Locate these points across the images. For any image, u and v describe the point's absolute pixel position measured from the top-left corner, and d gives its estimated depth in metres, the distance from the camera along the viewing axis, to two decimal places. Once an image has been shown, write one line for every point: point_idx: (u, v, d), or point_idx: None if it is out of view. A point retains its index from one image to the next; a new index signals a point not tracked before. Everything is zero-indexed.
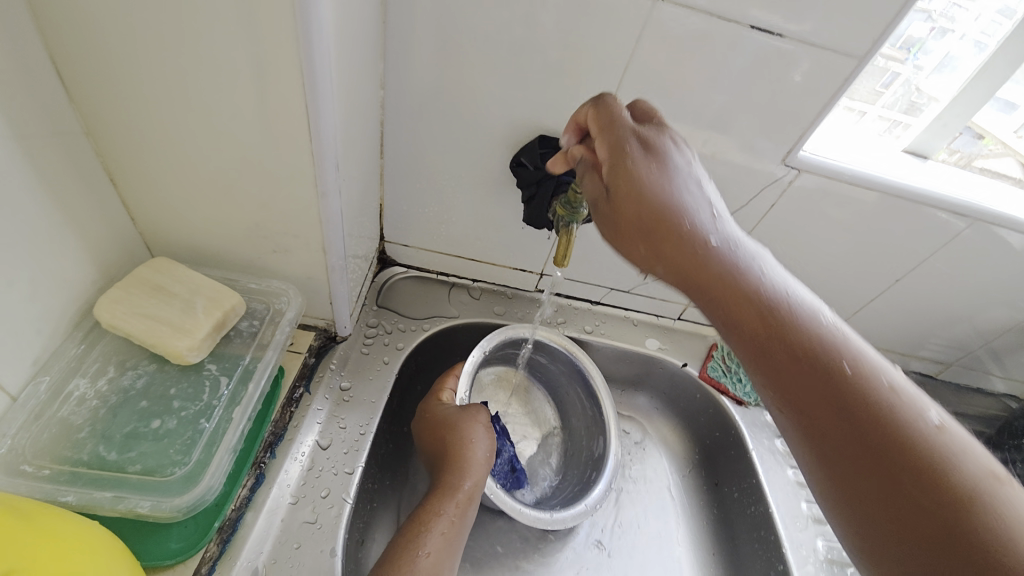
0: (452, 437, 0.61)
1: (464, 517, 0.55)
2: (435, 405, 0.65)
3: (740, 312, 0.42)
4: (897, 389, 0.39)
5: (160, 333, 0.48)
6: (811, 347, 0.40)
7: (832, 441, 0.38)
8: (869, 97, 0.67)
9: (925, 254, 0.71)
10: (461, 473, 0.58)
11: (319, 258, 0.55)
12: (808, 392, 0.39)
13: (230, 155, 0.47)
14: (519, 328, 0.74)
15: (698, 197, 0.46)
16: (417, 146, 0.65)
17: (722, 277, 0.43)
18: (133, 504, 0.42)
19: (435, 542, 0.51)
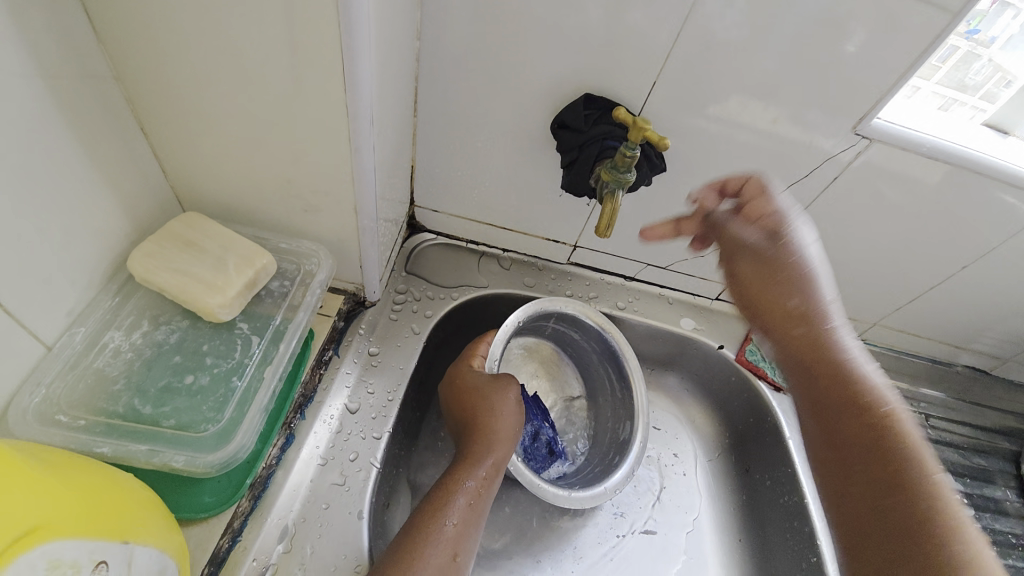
0: (482, 406, 0.60)
1: (490, 488, 0.55)
2: (466, 371, 0.64)
3: (869, 406, 0.51)
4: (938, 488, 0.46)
5: (192, 289, 0.47)
6: (909, 446, 0.48)
7: (852, 488, 0.50)
8: (925, 73, 0.58)
9: (998, 242, 0.65)
10: (489, 445, 0.57)
11: (350, 218, 0.53)
12: (839, 435, 0.52)
13: (261, 106, 0.44)
14: (556, 301, 0.71)
15: (832, 295, 0.57)
16: (452, 105, 0.61)
17: (801, 337, 0.56)
18: (168, 458, 0.42)
19: (461, 512, 0.51)
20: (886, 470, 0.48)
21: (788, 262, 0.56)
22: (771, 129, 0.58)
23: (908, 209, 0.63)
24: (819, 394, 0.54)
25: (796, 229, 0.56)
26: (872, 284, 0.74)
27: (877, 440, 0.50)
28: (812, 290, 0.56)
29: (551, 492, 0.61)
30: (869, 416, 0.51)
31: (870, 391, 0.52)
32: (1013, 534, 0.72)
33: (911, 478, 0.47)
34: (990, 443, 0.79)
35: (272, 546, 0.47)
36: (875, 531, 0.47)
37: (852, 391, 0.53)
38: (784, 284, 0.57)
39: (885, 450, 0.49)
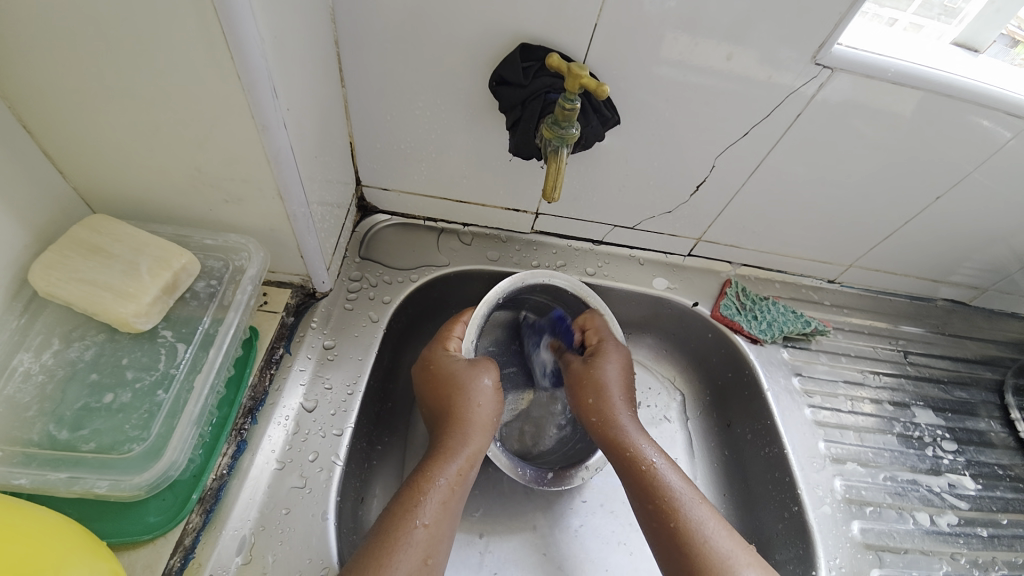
0: (457, 396, 0.57)
1: (464, 483, 0.53)
2: (443, 357, 0.61)
3: (639, 464, 0.56)
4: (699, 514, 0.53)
5: (100, 300, 0.43)
6: (676, 513, 0.53)
7: (659, 534, 0.53)
8: (900, 3, 0.56)
9: (970, 168, 0.62)
10: (464, 437, 0.55)
11: (276, 206, 0.48)
12: (645, 512, 0.54)
13: (147, 86, 0.39)
14: (540, 275, 0.66)
15: (617, 370, 0.63)
16: (380, 70, 0.56)
17: (619, 451, 0.58)
18: (91, 485, 0.39)
19: (433, 511, 0.49)
20: (671, 546, 0.52)
21: (589, 375, 0.63)
22: (726, 65, 0.53)
23: (878, 142, 0.60)
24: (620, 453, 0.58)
25: (601, 347, 0.64)
26: (846, 224, 0.71)
27: (656, 512, 0.54)
28: (605, 368, 0.63)
29: (540, 481, 0.61)
30: (646, 488, 0.55)
31: (634, 456, 0.57)
32: (997, 464, 0.72)
33: (687, 540, 0.51)
34: (971, 374, 0.79)
35: (230, 558, 0.45)
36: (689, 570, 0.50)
37: (629, 466, 0.57)
38: (588, 378, 0.63)
39: (665, 513, 0.53)
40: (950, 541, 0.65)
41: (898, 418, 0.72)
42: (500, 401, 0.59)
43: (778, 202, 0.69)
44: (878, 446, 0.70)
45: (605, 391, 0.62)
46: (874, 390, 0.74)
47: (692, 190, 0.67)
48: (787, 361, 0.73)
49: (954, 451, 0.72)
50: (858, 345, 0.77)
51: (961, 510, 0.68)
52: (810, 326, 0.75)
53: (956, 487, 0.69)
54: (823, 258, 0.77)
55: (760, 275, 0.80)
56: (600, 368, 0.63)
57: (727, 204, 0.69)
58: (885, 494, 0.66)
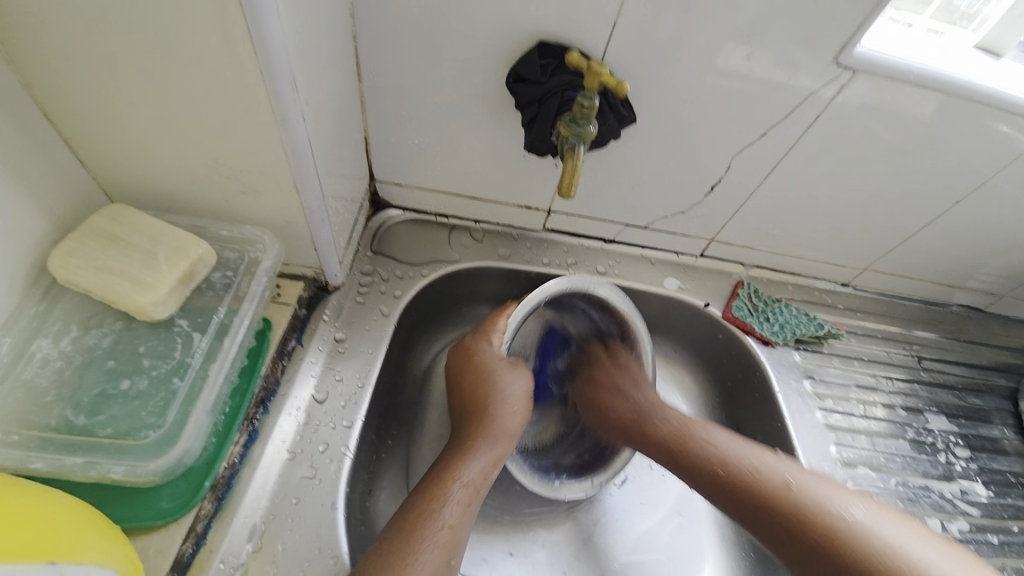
0: (488, 392, 0.58)
1: (485, 485, 0.53)
2: (482, 349, 0.61)
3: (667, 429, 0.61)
4: (743, 455, 0.57)
5: (118, 287, 0.43)
6: (725, 460, 0.57)
7: (723, 485, 0.56)
8: (917, 6, 0.57)
9: (989, 174, 0.61)
10: (491, 439, 0.55)
11: (292, 198, 0.49)
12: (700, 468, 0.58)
13: (166, 75, 0.39)
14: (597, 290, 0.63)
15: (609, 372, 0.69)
16: (397, 66, 0.56)
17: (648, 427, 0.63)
18: (107, 470, 0.39)
19: (455, 512, 0.49)
20: (739, 491, 0.55)
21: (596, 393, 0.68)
22: (745, 65, 0.53)
23: (898, 145, 0.59)
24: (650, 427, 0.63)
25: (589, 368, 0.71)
26: (862, 227, 0.71)
27: (708, 465, 0.57)
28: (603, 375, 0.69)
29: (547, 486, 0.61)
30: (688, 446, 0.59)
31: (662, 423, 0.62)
32: (1011, 471, 0.71)
33: (744, 479, 0.55)
34: (985, 381, 0.78)
35: (240, 546, 0.45)
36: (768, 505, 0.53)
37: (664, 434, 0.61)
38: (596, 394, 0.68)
39: (716, 460, 0.57)
40: None
41: (910, 423, 0.72)
42: (528, 405, 0.60)
43: (793, 205, 0.68)
44: (890, 451, 0.69)
45: (612, 397, 0.66)
46: (887, 395, 0.73)
47: (707, 190, 0.67)
48: (799, 364, 0.73)
49: (967, 458, 0.71)
50: (871, 350, 0.76)
51: (973, 517, 0.67)
52: (823, 329, 0.74)
53: (968, 493, 0.68)
54: (837, 261, 0.77)
55: (772, 277, 0.79)
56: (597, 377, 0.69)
57: (741, 204, 0.69)
58: (896, 499, 0.65)
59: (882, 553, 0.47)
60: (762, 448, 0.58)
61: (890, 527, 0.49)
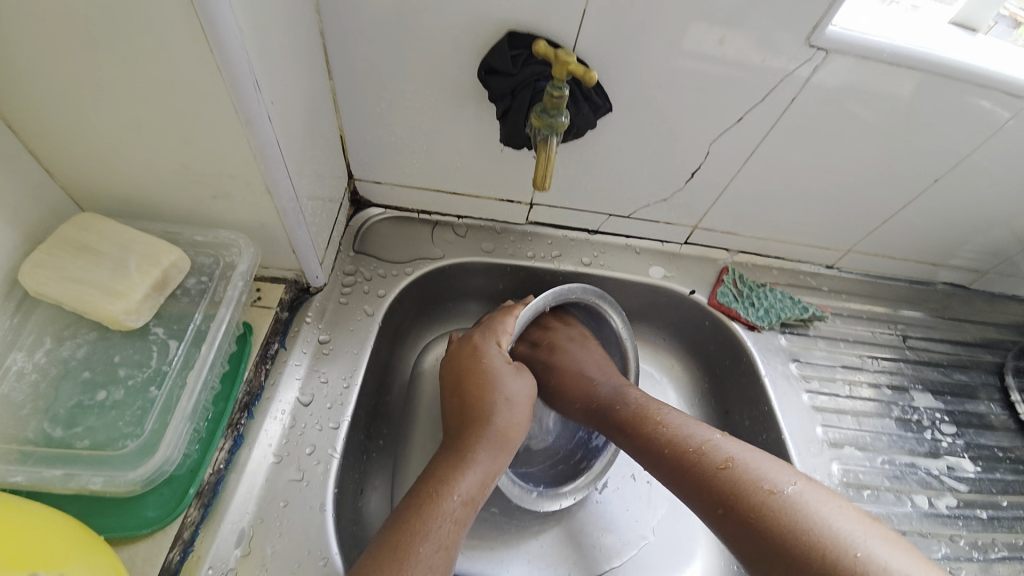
0: (491, 396, 0.57)
1: (476, 502, 0.51)
2: (489, 350, 0.60)
3: (616, 409, 0.61)
4: (682, 429, 0.56)
5: (91, 297, 0.43)
6: (666, 437, 0.55)
7: (662, 462, 0.54)
8: None
9: (967, 150, 0.61)
10: (488, 451, 0.54)
11: (265, 200, 0.48)
12: (642, 446, 0.57)
13: (126, 81, 0.39)
14: (594, 299, 0.64)
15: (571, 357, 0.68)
16: (368, 63, 0.55)
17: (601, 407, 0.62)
18: (86, 481, 0.39)
19: (443, 533, 0.47)
20: (677, 466, 0.53)
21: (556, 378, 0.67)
22: (719, 49, 0.52)
23: (876, 124, 0.59)
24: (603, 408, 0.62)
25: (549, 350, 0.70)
26: (843, 209, 0.71)
27: (649, 443, 0.56)
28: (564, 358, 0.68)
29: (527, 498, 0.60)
30: (632, 424, 0.58)
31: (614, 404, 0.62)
32: (998, 446, 0.72)
33: (681, 453, 0.53)
34: (971, 357, 0.79)
35: (229, 551, 0.46)
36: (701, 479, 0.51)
37: (613, 414, 0.61)
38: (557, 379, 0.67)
39: (655, 438, 0.56)
40: (949, 523, 0.65)
41: (896, 402, 0.72)
42: (530, 409, 0.59)
43: (774, 189, 0.68)
44: (876, 431, 0.69)
45: (575, 380, 0.66)
46: (873, 374, 0.74)
47: (687, 176, 0.67)
48: (785, 348, 0.73)
49: (954, 434, 0.72)
50: (856, 330, 0.77)
51: (960, 492, 0.67)
52: (808, 312, 0.75)
53: (955, 469, 0.69)
54: (821, 243, 0.77)
55: (757, 262, 0.79)
56: (558, 360, 0.68)
57: (722, 190, 0.69)
58: (882, 478, 0.66)
59: (801, 522, 0.45)
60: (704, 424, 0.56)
61: (823, 504, 0.46)
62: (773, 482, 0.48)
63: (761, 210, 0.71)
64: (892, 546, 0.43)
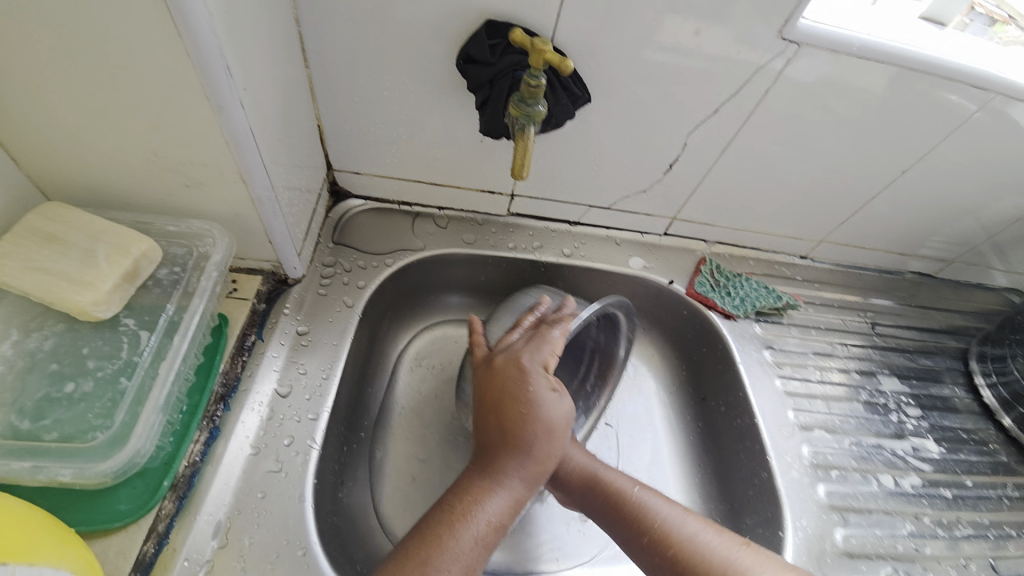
0: (534, 421, 0.53)
1: (503, 527, 0.49)
2: (536, 372, 0.55)
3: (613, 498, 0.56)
4: (689, 530, 0.52)
5: (57, 288, 0.42)
6: (668, 536, 0.51)
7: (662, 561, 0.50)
8: None
9: (935, 141, 0.63)
10: (521, 477, 0.51)
11: (239, 190, 0.48)
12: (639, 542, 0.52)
13: (90, 65, 0.38)
14: (624, 305, 0.65)
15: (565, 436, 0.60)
16: (345, 51, 0.55)
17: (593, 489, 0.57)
18: (54, 473, 0.39)
19: (467, 556, 0.46)
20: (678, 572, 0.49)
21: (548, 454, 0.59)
22: (694, 40, 0.53)
23: (848, 116, 0.60)
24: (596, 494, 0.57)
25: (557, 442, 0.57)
26: (817, 200, 0.72)
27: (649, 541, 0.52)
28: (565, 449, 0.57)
29: None
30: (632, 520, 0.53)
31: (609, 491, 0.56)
32: (961, 428, 0.75)
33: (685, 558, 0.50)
34: (937, 343, 0.82)
35: (205, 543, 0.45)
36: None
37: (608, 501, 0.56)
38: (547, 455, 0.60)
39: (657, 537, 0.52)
40: (914, 502, 0.67)
41: (864, 386, 0.75)
42: (567, 435, 0.55)
43: (750, 180, 0.69)
44: (845, 414, 0.72)
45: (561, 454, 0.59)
46: (843, 360, 0.76)
47: (665, 168, 0.68)
48: (759, 335, 0.75)
49: (918, 417, 0.74)
50: (828, 318, 0.79)
51: (925, 472, 0.70)
52: (781, 300, 0.76)
53: (919, 450, 0.72)
54: (795, 233, 0.79)
55: (733, 252, 0.81)
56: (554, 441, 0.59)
57: (700, 181, 0.70)
58: (850, 458, 0.68)
59: None
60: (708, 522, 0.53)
61: None
62: None
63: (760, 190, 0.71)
64: None
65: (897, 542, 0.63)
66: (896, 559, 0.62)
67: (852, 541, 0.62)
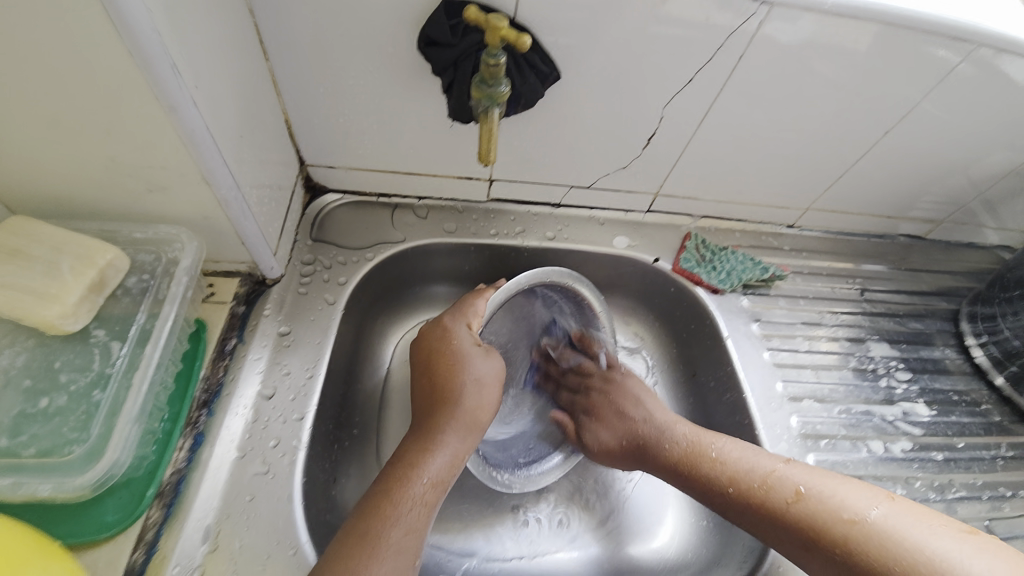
0: (457, 379, 0.56)
1: (446, 482, 0.52)
2: (457, 331, 0.58)
3: (661, 446, 0.60)
4: (725, 455, 0.56)
5: (21, 304, 0.42)
6: (710, 462, 0.56)
7: (716, 488, 0.54)
8: None
9: (918, 99, 0.61)
10: (455, 432, 0.54)
11: (203, 192, 0.47)
12: (689, 473, 0.57)
13: (28, 74, 0.36)
14: (585, 289, 0.66)
15: (619, 394, 0.68)
16: (303, 41, 0.53)
17: (648, 435, 0.62)
18: (35, 488, 0.39)
19: (412, 514, 0.48)
20: (731, 489, 0.53)
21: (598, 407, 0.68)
22: (662, 9, 0.51)
23: (826, 77, 0.59)
24: (647, 439, 0.62)
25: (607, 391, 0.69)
26: (801, 168, 0.71)
27: (694, 468, 0.57)
28: (620, 405, 0.67)
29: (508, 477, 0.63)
30: (683, 459, 0.58)
31: (657, 437, 0.61)
32: (952, 390, 0.75)
33: (725, 470, 0.54)
34: (927, 305, 0.81)
35: (195, 548, 0.46)
36: (755, 495, 0.52)
37: (658, 448, 0.60)
38: (597, 411, 0.67)
39: (702, 469, 0.56)
40: (905, 466, 0.68)
41: (854, 353, 0.75)
42: (499, 390, 0.58)
43: (730, 151, 0.68)
44: (835, 382, 0.72)
45: (610, 412, 0.67)
46: (831, 328, 0.76)
47: (642, 144, 0.66)
48: (747, 308, 0.75)
49: (908, 380, 0.74)
50: (816, 287, 0.79)
51: (915, 436, 0.70)
52: (768, 272, 0.76)
53: (909, 414, 0.72)
54: (780, 202, 0.77)
55: (719, 226, 0.80)
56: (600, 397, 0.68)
57: (680, 155, 0.68)
58: (839, 427, 0.69)
59: (873, 531, 0.45)
60: (738, 442, 0.57)
61: (907, 521, 0.45)
62: (831, 491, 0.49)
63: (733, 165, 0.70)
64: (995, 555, 0.42)
65: None
66: None
67: None
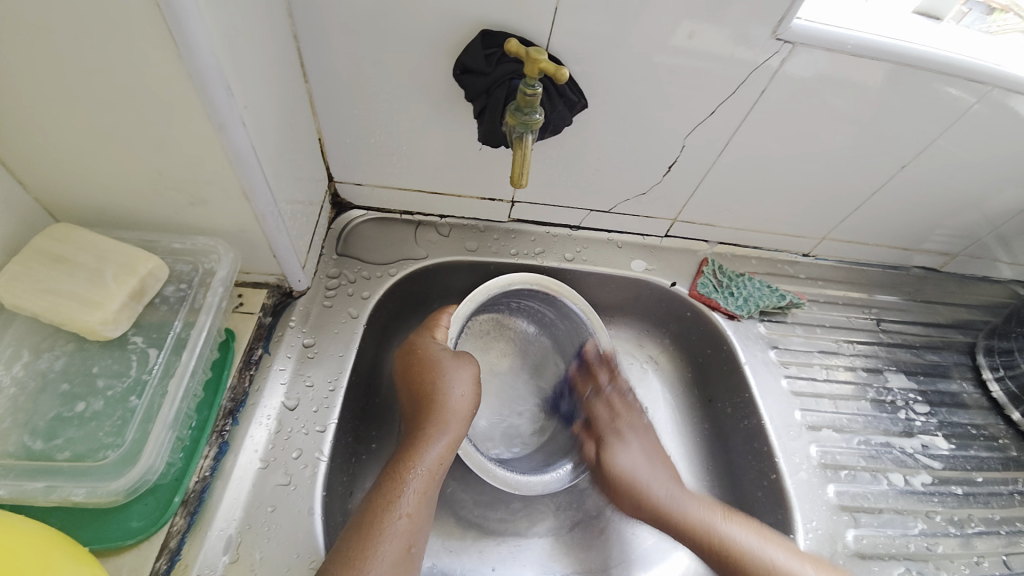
0: (433, 381, 0.57)
1: (442, 470, 0.54)
2: (427, 342, 0.60)
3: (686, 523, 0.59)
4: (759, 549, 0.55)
5: (65, 309, 0.43)
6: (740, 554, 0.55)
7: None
8: None
9: (934, 135, 0.63)
10: (441, 426, 0.55)
11: (243, 206, 0.48)
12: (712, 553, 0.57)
13: (92, 90, 0.38)
14: (555, 291, 0.68)
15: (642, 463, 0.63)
16: (342, 65, 0.55)
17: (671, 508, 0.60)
18: (68, 492, 0.40)
19: (411, 501, 0.51)
20: None
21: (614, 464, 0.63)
22: (688, 43, 0.53)
23: (844, 112, 0.60)
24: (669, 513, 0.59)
25: (623, 449, 0.64)
26: (818, 199, 0.72)
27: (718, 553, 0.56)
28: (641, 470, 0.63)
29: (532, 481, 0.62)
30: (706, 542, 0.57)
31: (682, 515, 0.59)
32: (970, 424, 0.74)
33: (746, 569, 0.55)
34: (943, 338, 0.81)
35: (217, 557, 0.46)
36: None
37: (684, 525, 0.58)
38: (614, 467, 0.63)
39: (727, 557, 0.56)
40: (925, 500, 0.67)
41: (871, 384, 0.74)
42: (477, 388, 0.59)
43: (750, 180, 0.69)
44: (852, 412, 0.72)
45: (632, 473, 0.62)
46: (848, 358, 0.76)
47: (663, 170, 0.68)
48: (763, 335, 0.75)
49: (927, 413, 0.74)
50: (832, 316, 0.79)
51: (936, 470, 0.69)
52: (785, 300, 0.76)
53: (929, 448, 0.71)
54: (797, 231, 0.78)
55: (735, 252, 0.81)
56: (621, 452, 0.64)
57: (699, 182, 0.70)
58: (859, 458, 0.68)
59: None
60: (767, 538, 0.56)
61: None
62: None
63: (750, 194, 0.72)
64: None
65: (909, 541, 0.63)
66: (909, 558, 0.62)
67: (863, 541, 0.62)
